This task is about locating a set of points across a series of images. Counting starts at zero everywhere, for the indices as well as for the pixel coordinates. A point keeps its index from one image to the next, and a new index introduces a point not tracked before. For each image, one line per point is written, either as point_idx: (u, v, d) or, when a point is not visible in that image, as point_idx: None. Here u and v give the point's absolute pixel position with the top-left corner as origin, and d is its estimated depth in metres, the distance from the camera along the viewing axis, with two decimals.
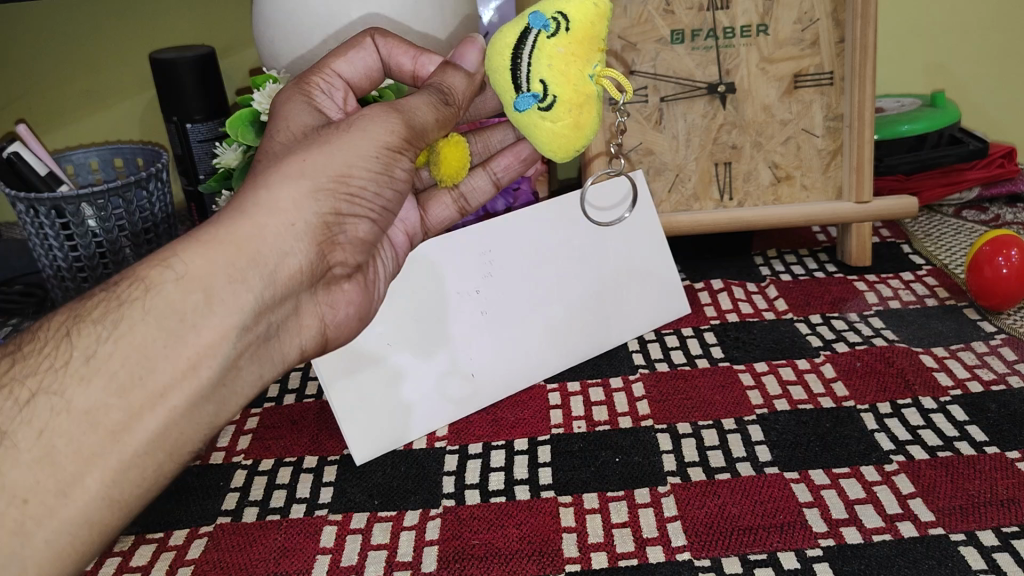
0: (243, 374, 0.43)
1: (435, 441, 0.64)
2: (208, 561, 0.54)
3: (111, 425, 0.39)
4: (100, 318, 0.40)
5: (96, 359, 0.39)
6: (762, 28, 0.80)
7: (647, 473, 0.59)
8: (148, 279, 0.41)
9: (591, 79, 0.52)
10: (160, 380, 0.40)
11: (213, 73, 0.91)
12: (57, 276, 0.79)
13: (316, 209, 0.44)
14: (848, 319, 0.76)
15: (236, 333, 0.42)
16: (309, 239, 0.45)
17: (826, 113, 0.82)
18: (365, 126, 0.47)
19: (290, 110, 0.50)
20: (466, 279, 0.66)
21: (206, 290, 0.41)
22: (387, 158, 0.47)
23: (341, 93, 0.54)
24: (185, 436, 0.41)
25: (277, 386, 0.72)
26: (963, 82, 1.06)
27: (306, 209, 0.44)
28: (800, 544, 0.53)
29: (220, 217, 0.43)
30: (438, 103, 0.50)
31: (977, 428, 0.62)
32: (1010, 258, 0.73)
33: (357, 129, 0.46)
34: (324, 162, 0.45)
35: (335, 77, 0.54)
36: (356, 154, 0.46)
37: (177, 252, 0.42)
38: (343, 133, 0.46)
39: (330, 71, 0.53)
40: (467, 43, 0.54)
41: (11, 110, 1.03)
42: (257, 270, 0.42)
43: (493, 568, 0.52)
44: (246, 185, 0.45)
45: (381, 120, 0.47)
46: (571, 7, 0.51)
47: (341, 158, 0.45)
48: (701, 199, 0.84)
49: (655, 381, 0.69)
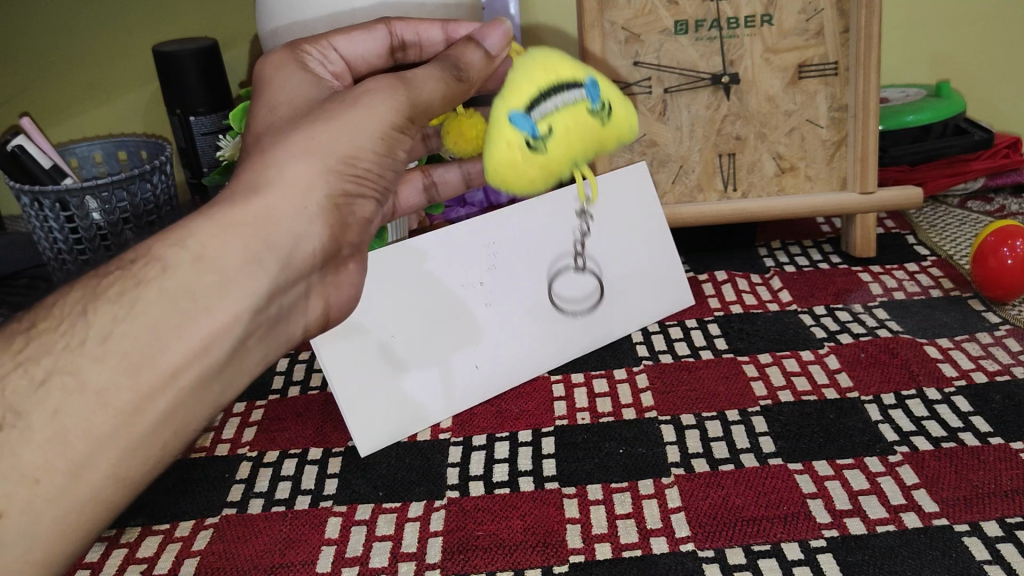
0: (249, 354, 0.44)
1: (439, 432, 0.64)
2: (212, 552, 0.54)
3: (125, 405, 0.39)
4: (117, 297, 0.40)
5: (111, 339, 0.39)
6: (766, 18, 0.80)
7: (652, 464, 0.59)
8: (164, 260, 0.41)
9: (568, 166, 0.56)
10: (171, 360, 0.40)
11: (217, 66, 0.91)
12: (62, 268, 0.79)
13: (327, 190, 0.45)
14: (852, 311, 0.76)
15: (248, 314, 0.43)
16: (320, 222, 0.46)
17: (831, 103, 0.81)
18: (371, 103, 0.46)
19: (286, 75, 0.50)
20: (470, 271, 0.66)
21: (220, 272, 0.41)
22: (390, 138, 0.47)
23: (335, 66, 0.54)
24: (190, 415, 0.42)
25: (283, 377, 0.72)
26: (968, 72, 1.06)
27: (318, 190, 0.45)
28: (804, 534, 0.53)
29: (233, 197, 0.43)
30: (449, 79, 0.50)
31: (981, 419, 0.62)
32: (1015, 249, 0.72)
33: (365, 105, 0.46)
34: (334, 142, 0.45)
35: (330, 50, 0.54)
36: (364, 134, 0.46)
37: (191, 231, 0.42)
38: (350, 108, 0.46)
39: (326, 43, 0.54)
40: (492, 25, 0.53)
41: (17, 103, 1.04)
42: (272, 253, 0.43)
43: (498, 559, 0.52)
44: (253, 160, 0.45)
45: (389, 94, 0.47)
46: (613, 110, 0.57)
47: (352, 138, 0.46)
48: (704, 190, 0.84)
49: (658, 372, 0.69)
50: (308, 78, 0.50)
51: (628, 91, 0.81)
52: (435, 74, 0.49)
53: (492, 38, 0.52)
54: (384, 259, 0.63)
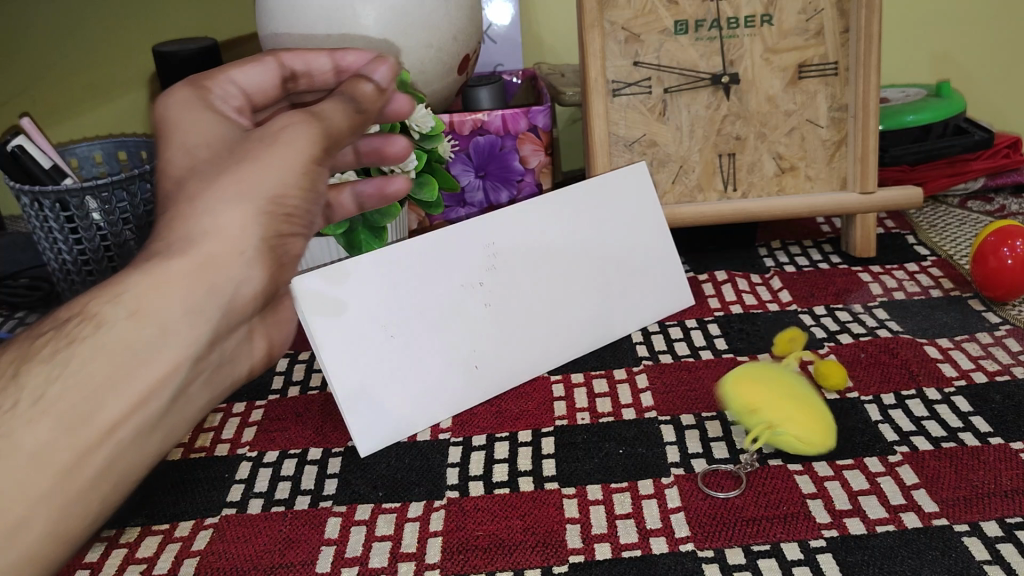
0: (191, 398, 0.47)
1: (439, 432, 0.64)
2: (213, 552, 0.54)
3: (61, 465, 0.40)
4: (50, 356, 0.41)
5: (44, 401, 0.40)
6: (766, 18, 0.80)
7: (651, 464, 0.59)
8: (98, 316, 0.42)
9: None
10: (109, 417, 0.41)
11: (218, 66, 0.91)
12: (62, 270, 0.79)
13: (260, 233, 0.48)
14: (852, 311, 0.76)
15: (186, 365, 0.45)
16: (258, 263, 0.48)
17: (831, 103, 0.81)
18: (289, 140, 0.48)
19: (195, 117, 0.51)
20: (470, 270, 0.66)
21: (160, 324, 0.43)
22: (309, 173, 0.49)
23: (236, 101, 0.55)
24: (130, 465, 0.44)
25: (283, 378, 0.72)
26: (969, 71, 1.06)
27: (252, 233, 0.47)
28: (803, 534, 0.53)
29: (170, 249, 0.45)
30: (355, 111, 0.51)
31: (982, 419, 0.62)
32: (1015, 249, 0.72)
33: (284, 143, 0.48)
34: (260, 186, 0.47)
35: (229, 84, 0.55)
36: (287, 175, 0.48)
37: (127, 285, 0.43)
38: (268, 149, 0.48)
39: (224, 78, 0.55)
40: (378, 61, 0.53)
41: (17, 103, 1.04)
42: (211, 301, 0.45)
43: (497, 559, 0.52)
44: (177, 209, 0.47)
45: (305, 128, 0.49)
46: None
47: (278, 177, 0.48)
48: (704, 189, 0.84)
49: (658, 372, 0.69)
50: (214, 117, 0.52)
51: (628, 91, 0.81)
52: (339, 106, 0.50)
53: (378, 74, 0.52)
54: (383, 261, 0.62)
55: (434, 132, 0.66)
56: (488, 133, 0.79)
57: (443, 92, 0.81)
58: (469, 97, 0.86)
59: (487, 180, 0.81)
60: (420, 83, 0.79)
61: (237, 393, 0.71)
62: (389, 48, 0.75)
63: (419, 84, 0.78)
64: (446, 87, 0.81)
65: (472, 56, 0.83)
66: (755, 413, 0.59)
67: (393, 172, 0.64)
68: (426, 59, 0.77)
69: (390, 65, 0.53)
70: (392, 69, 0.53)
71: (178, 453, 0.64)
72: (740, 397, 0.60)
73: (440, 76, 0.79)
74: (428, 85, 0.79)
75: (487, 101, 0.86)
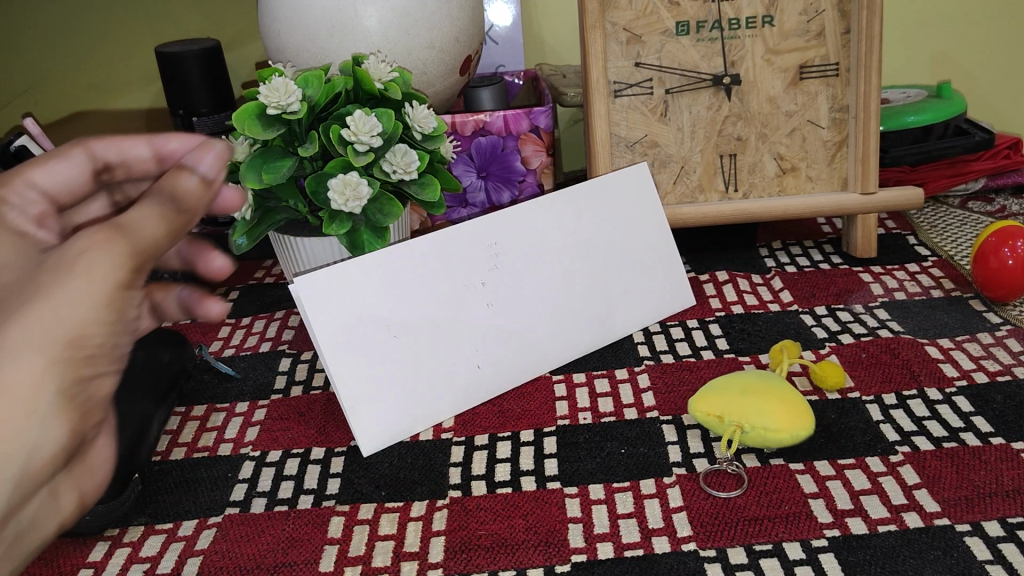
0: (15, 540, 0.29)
1: (441, 432, 0.64)
2: (216, 551, 0.55)
3: None
4: None
5: None
6: (767, 19, 0.80)
7: (653, 464, 0.59)
8: None
9: None
10: None
11: (220, 67, 0.92)
12: None
13: (59, 386, 0.29)
14: (853, 311, 0.76)
15: None
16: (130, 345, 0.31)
17: (832, 104, 0.82)
18: (87, 268, 0.31)
19: None
20: (473, 269, 0.66)
21: None
22: (119, 306, 0.32)
23: (39, 210, 0.36)
24: None
25: (285, 378, 0.72)
26: (969, 72, 1.06)
27: (48, 387, 0.29)
28: (805, 534, 0.53)
29: None
30: (178, 213, 0.35)
31: (983, 419, 0.62)
32: (1016, 250, 0.72)
33: (79, 271, 0.31)
34: (51, 318, 0.29)
35: (23, 190, 0.36)
36: (90, 303, 0.30)
37: None
38: (56, 282, 0.30)
39: (11, 184, 0.36)
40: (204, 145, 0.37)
41: (19, 103, 1.04)
42: None
43: (500, 558, 0.52)
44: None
45: (109, 251, 0.32)
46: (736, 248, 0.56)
47: (76, 308, 0.30)
48: (705, 190, 0.84)
49: (660, 372, 0.69)
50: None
51: (629, 92, 0.81)
52: (152, 212, 0.34)
53: (205, 160, 0.36)
54: (387, 260, 0.63)
55: (436, 132, 0.66)
56: (490, 133, 0.79)
57: (446, 92, 0.81)
58: (471, 98, 0.86)
59: (489, 181, 0.81)
60: (422, 84, 0.79)
61: (241, 393, 0.71)
62: (390, 49, 0.75)
63: (421, 85, 0.78)
64: (448, 88, 0.81)
65: (474, 56, 0.82)
66: (722, 421, 0.59)
67: (396, 172, 0.63)
68: (428, 60, 0.77)
69: (218, 149, 0.36)
70: (222, 155, 0.36)
71: (181, 453, 0.64)
72: (703, 412, 0.60)
73: (443, 76, 0.79)
74: (430, 86, 0.79)
75: (489, 102, 0.86)
